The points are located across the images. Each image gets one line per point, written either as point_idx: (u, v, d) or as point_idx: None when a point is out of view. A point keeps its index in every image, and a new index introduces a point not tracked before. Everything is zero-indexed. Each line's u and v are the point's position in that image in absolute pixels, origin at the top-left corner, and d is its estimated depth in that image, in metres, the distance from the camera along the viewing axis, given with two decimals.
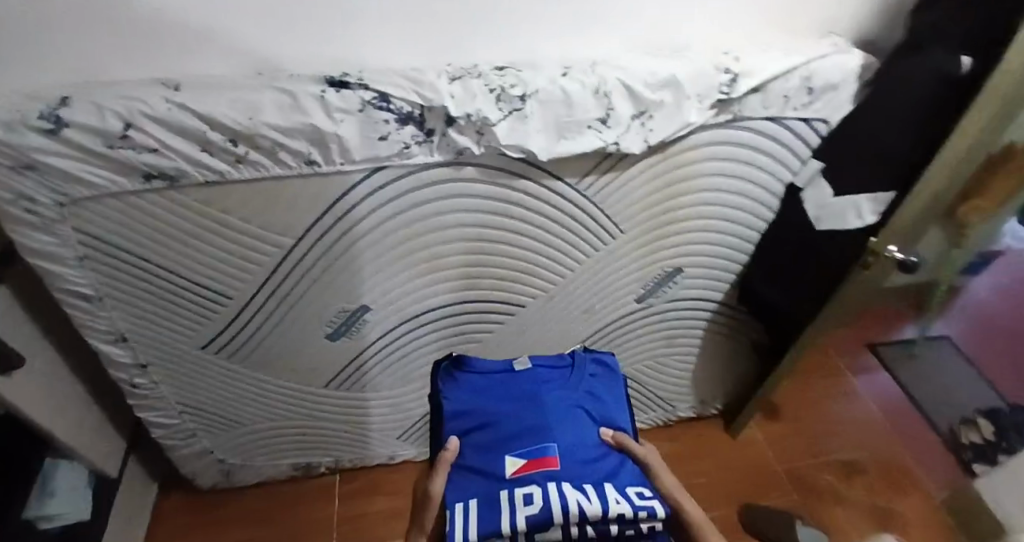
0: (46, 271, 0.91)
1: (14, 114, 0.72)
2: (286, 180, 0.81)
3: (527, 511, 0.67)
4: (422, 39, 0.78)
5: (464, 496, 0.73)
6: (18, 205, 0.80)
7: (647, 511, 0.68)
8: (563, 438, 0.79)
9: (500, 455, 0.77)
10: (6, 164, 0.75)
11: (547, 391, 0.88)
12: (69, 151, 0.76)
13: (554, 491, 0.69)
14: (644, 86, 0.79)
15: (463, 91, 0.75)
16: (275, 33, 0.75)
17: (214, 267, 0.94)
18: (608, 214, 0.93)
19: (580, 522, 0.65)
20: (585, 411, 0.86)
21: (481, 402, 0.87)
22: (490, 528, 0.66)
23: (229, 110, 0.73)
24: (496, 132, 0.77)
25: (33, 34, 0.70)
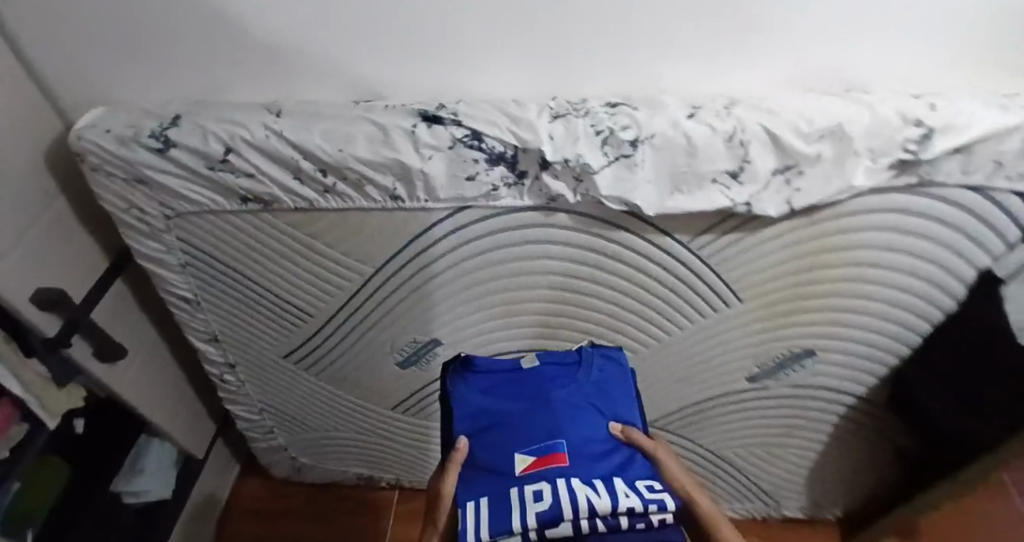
0: (152, 274, 0.96)
1: (130, 130, 0.76)
2: (371, 213, 0.78)
3: (537, 508, 0.57)
4: (531, 72, 0.71)
5: (475, 495, 0.64)
6: (132, 214, 0.85)
7: (658, 504, 0.58)
8: (574, 433, 0.67)
9: (510, 455, 0.66)
10: (123, 177, 0.80)
11: (560, 383, 0.75)
12: (175, 169, 0.78)
13: (565, 486, 0.59)
14: (796, 136, 0.64)
15: (565, 132, 0.66)
16: (380, 56, 0.71)
17: (298, 286, 0.93)
18: (713, 285, 0.80)
19: (590, 517, 0.55)
20: (596, 405, 0.73)
21: (489, 399, 0.74)
22: (502, 529, 0.57)
23: (322, 141, 0.71)
24: (597, 181, 0.68)
25: (160, 50, 0.74)
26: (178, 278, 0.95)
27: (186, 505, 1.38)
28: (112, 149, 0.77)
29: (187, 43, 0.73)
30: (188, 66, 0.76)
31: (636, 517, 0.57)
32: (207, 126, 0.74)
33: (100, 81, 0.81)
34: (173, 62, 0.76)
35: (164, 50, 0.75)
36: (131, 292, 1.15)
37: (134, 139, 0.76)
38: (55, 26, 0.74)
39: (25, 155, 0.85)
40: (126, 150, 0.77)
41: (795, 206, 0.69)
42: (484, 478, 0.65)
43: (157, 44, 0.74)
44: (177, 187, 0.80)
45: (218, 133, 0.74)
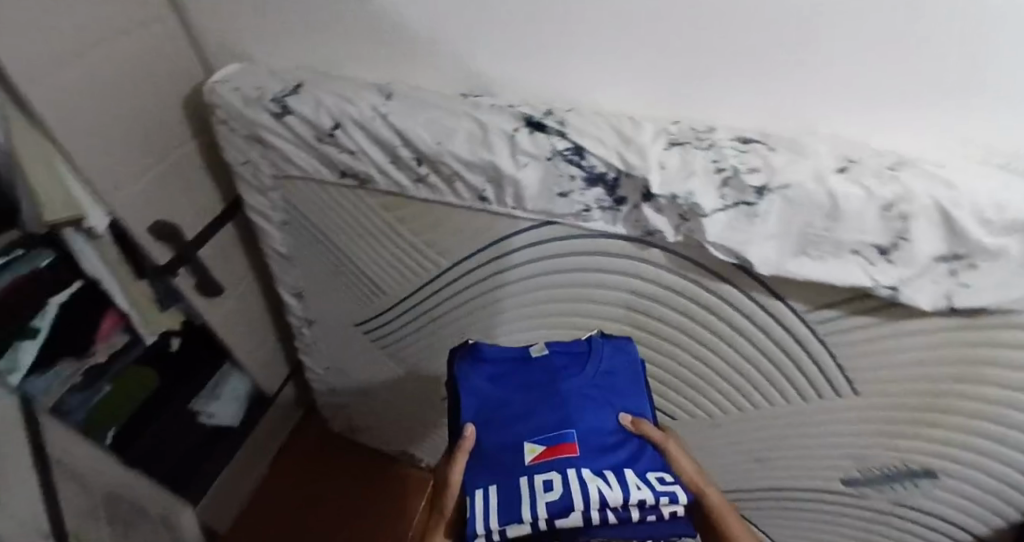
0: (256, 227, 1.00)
1: (256, 91, 0.80)
2: (456, 209, 0.77)
3: (547, 498, 0.53)
4: (660, 89, 0.63)
5: (483, 482, 0.59)
6: (246, 169, 0.90)
7: (670, 497, 0.53)
8: (582, 422, 0.60)
9: (517, 443, 0.60)
10: (244, 134, 0.85)
11: (570, 369, 0.66)
12: (286, 135, 0.81)
13: (576, 476, 0.54)
14: (977, 221, 0.48)
15: (679, 164, 0.58)
16: (500, 51, 0.68)
17: (379, 264, 0.93)
18: (821, 369, 0.68)
19: (601, 509, 0.52)
20: (605, 394, 0.64)
21: (497, 386, 0.67)
22: (511, 517, 0.53)
23: (423, 130, 0.70)
24: (704, 225, 0.58)
25: (301, 20, 0.78)
26: (275, 234, 0.99)
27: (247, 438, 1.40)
28: (238, 107, 0.81)
29: (324, 15, 0.75)
30: (323, 37, 0.78)
31: (647, 509, 0.54)
32: (323, 99, 0.76)
33: (245, 42, 0.86)
34: (312, 33, 0.79)
35: (306, 20, 0.77)
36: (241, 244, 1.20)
37: (257, 101, 0.79)
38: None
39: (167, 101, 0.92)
40: (249, 110, 0.80)
41: (955, 306, 0.54)
42: (494, 465, 0.60)
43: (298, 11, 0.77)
44: (286, 151, 0.83)
45: (330, 106, 0.75)
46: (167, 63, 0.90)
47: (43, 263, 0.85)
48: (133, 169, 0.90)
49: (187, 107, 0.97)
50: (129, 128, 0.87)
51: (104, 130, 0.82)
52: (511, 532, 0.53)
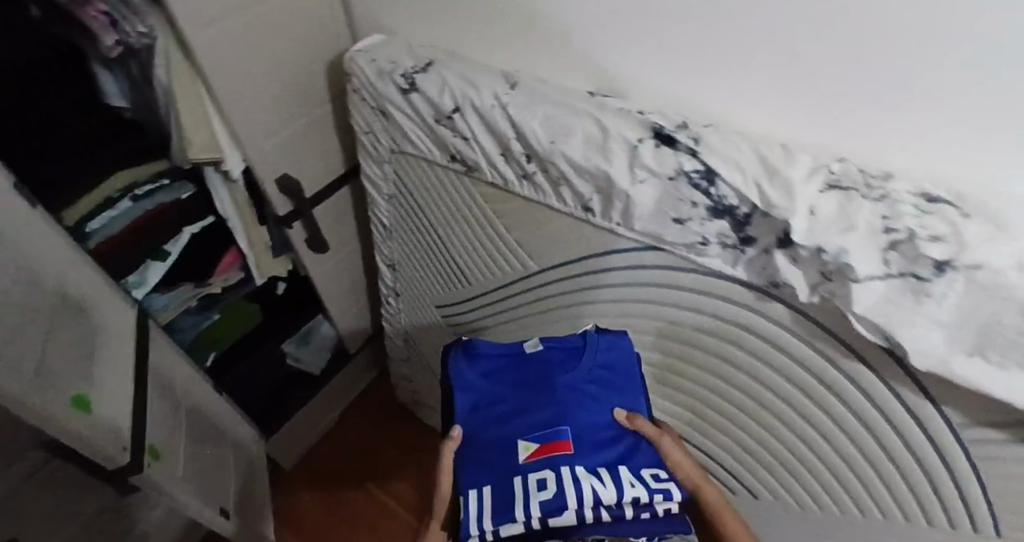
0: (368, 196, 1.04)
1: (389, 64, 0.81)
2: (556, 214, 0.73)
3: (540, 497, 0.52)
4: (831, 116, 0.52)
5: (478, 480, 0.57)
6: (367, 138, 0.92)
7: (665, 494, 0.53)
8: (577, 418, 0.59)
9: (511, 441, 0.58)
10: (371, 105, 0.87)
11: (565, 365, 0.64)
12: (407, 110, 0.82)
13: (570, 476, 0.53)
14: None
15: (838, 214, 0.49)
16: (644, 54, 0.62)
17: (471, 254, 0.91)
18: (964, 501, 0.55)
19: (593, 507, 0.52)
20: (599, 390, 0.62)
21: (491, 381, 0.64)
22: (504, 517, 0.52)
23: (541, 127, 0.66)
24: (854, 291, 0.47)
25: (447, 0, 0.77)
26: (382, 205, 1.01)
27: (325, 387, 1.44)
28: (371, 78, 0.83)
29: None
30: (473, 15, 0.76)
31: (641, 507, 0.53)
32: (450, 81, 0.75)
33: (393, 17, 0.88)
34: (460, 10, 0.77)
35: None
36: (361, 211, 1.21)
37: (390, 73, 0.80)
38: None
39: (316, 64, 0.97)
40: (381, 82, 0.82)
41: None
42: (490, 461, 0.58)
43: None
44: (406, 127, 0.84)
45: (454, 89, 0.74)
46: (322, 25, 0.93)
47: (185, 195, 0.97)
48: (277, 122, 0.94)
49: (334, 70, 0.99)
50: (277, 82, 0.90)
51: (253, 82, 0.87)
52: (503, 532, 0.52)
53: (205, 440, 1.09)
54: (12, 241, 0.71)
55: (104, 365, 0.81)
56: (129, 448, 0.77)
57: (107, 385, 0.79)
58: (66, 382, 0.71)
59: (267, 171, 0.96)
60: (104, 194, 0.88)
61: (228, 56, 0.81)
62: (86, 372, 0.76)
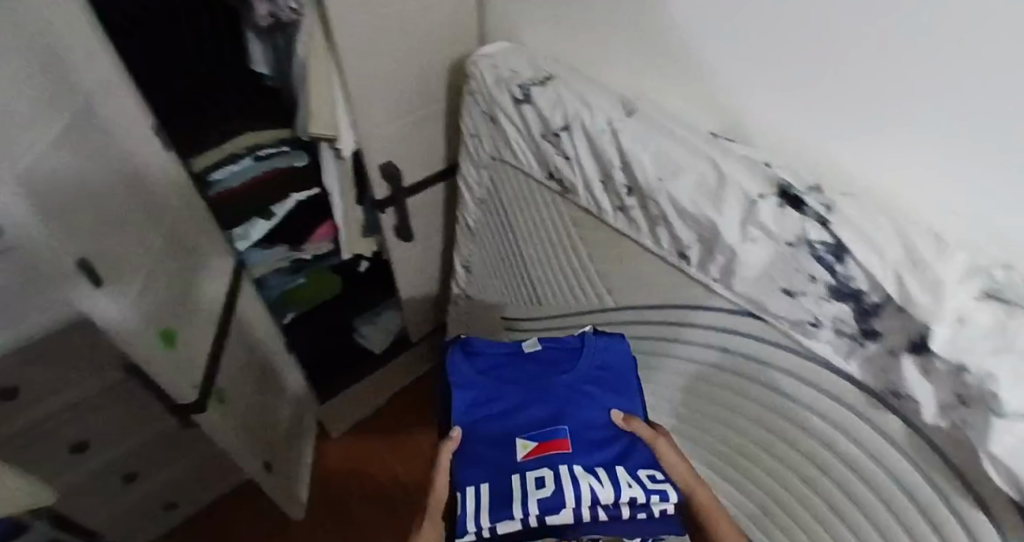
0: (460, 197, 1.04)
1: (508, 73, 0.81)
2: (648, 255, 0.69)
3: (539, 495, 0.48)
4: (1010, 210, 0.43)
5: (474, 479, 0.52)
6: (472, 140, 0.93)
7: (662, 495, 0.49)
8: (575, 417, 0.55)
9: (509, 439, 0.54)
10: (483, 110, 0.87)
11: (563, 364, 0.60)
12: (515, 120, 0.81)
13: (571, 477, 0.49)
14: None
15: (996, 325, 0.40)
16: (783, 102, 0.56)
17: (550, 275, 0.88)
18: None
19: (592, 506, 0.48)
20: (597, 390, 0.58)
21: (486, 376, 0.59)
22: (500, 515, 0.47)
23: (650, 162, 0.62)
24: (991, 432, 0.39)
25: (584, 19, 0.76)
26: (472, 207, 1.01)
27: (385, 368, 1.45)
28: (488, 83, 0.83)
29: (612, 8, 0.70)
30: (607, 34, 0.73)
31: (638, 507, 0.49)
32: (565, 99, 0.73)
33: (529, 29, 0.87)
34: (596, 27, 0.74)
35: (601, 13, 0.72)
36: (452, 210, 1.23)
37: (508, 82, 0.80)
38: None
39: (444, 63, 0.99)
40: (497, 89, 0.82)
41: None
42: (488, 460, 0.53)
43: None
44: (511, 137, 0.83)
45: (567, 108, 0.72)
46: (456, 23, 0.94)
47: (299, 164, 1.03)
48: (395, 110, 0.97)
49: (458, 67, 1.00)
50: (403, 73, 0.93)
51: (381, 69, 0.90)
52: (500, 529, 0.47)
53: (266, 392, 1.15)
54: (153, 187, 0.80)
55: (194, 302, 0.88)
56: (197, 387, 0.83)
57: (193, 324, 0.86)
58: (156, 313, 0.77)
59: (374, 155, 0.99)
60: (232, 149, 0.95)
61: (363, 42, 0.85)
62: (177, 306, 0.83)
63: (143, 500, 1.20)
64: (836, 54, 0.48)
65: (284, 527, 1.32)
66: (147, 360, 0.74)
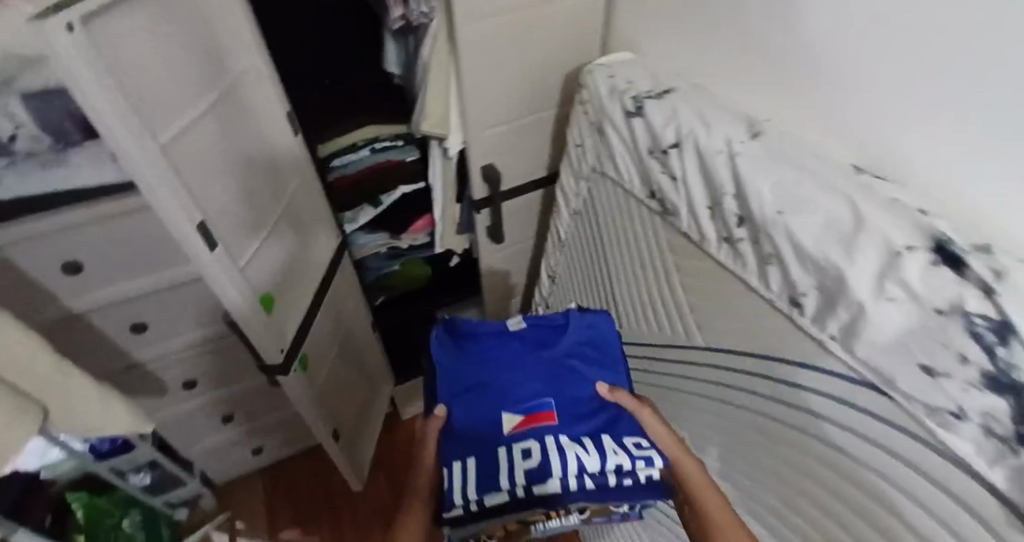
0: (558, 205, 1.01)
1: (623, 82, 0.77)
2: (752, 296, 0.61)
3: (526, 465, 0.58)
4: None
5: (463, 455, 0.61)
6: (577, 150, 0.90)
7: (644, 461, 0.58)
8: (562, 392, 0.65)
9: (498, 415, 0.64)
10: (592, 121, 0.83)
11: (549, 342, 0.70)
12: (623, 134, 0.77)
13: (555, 449, 0.59)
14: None
15: None
16: (948, 137, 0.45)
17: (637, 300, 0.83)
18: None
19: (578, 475, 0.57)
20: (582, 364, 0.69)
21: (473, 358, 0.69)
22: (489, 487, 0.57)
23: (770, 193, 0.55)
24: None
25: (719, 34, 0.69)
26: (567, 219, 0.98)
27: None
28: (601, 92, 0.80)
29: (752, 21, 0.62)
30: (743, 48, 0.66)
31: (624, 475, 0.58)
32: (680, 115, 0.67)
33: (656, 42, 0.82)
34: (732, 40, 0.67)
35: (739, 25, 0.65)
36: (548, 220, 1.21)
37: (620, 93, 0.76)
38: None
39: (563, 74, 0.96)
40: (608, 101, 0.78)
41: None
42: (477, 439, 0.62)
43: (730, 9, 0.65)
44: (616, 150, 0.79)
45: (681, 126, 0.66)
46: (580, 31, 0.91)
47: (409, 159, 1.07)
48: (505, 115, 0.96)
49: (575, 76, 0.97)
50: (518, 77, 0.92)
51: (497, 72, 0.90)
52: (488, 500, 0.57)
53: (349, 368, 1.22)
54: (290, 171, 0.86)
55: (298, 275, 0.93)
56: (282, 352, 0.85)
57: (297, 294, 0.92)
58: (264, 279, 0.82)
59: (479, 156, 1.00)
60: (353, 140, 1.01)
61: (484, 44, 0.85)
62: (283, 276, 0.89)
63: (234, 441, 1.33)
64: (904, 68, 0.47)
65: (347, 500, 1.41)
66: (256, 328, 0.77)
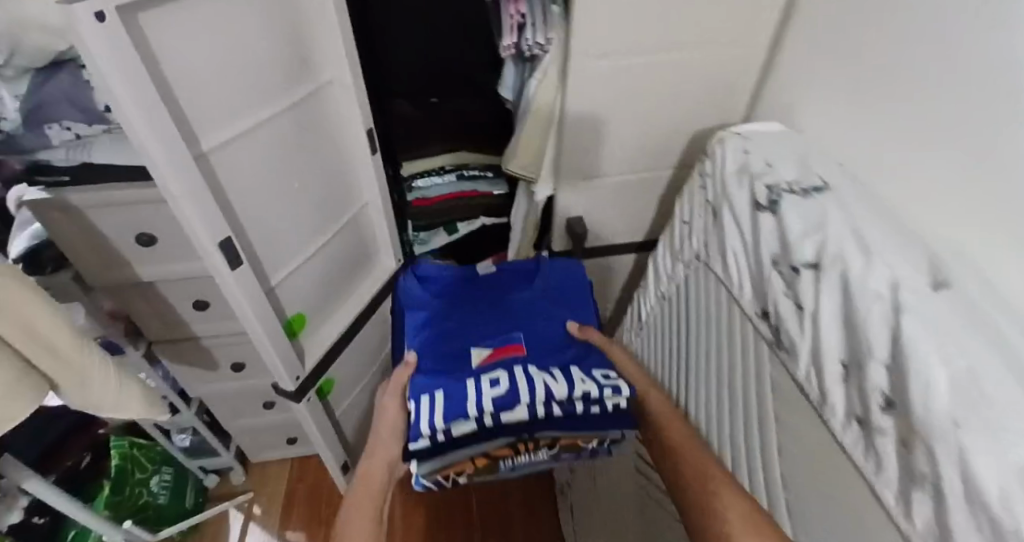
0: (645, 282, 0.85)
1: (760, 165, 0.59)
2: (879, 516, 0.41)
3: (494, 392, 0.64)
4: None
5: (431, 389, 0.66)
6: (682, 226, 0.73)
7: (612, 389, 0.64)
8: (533, 330, 0.75)
9: (467, 354, 0.72)
10: (706, 200, 0.67)
11: (514, 287, 0.83)
12: (742, 225, 0.59)
13: (524, 376, 0.66)
14: None
15: None
16: None
17: (710, 433, 0.64)
18: None
19: (544, 403, 0.64)
20: (548, 303, 0.80)
21: (442, 304, 0.80)
22: (457, 415, 0.63)
23: (943, 387, 0.36)
24: None
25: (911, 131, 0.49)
26: (652, 299, 0.82)
27: None
28: (728, 169, 0.63)
29: (963, 123, 0.43)
30: (943, 155, 0.46)
31: (590, 402, 0.65)
32: (830, 229, 0.49)
33: (816, 120, 0.64)
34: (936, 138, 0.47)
35: (942, 123, 0.46)
36: (633, 287, 1.04)
37: (753, 178, 0.59)
38: (838, 33, 0.58)
39: (686, 133, 0.80)
40: (735, 184, 0.61)
41: None
42: (441, 376, 0.69)
43: (931, 100, 0.46)
44: (729, 245, 0.62)
45: (830, 245, 0.48)
46: (721, 87, 0.75)
47: (495, 193, 1.00)
48: (611, 167, 0.83)
49: (702, 138, 0.81)
50: (635, 128, 0.78)
51: (609, 119, 0.76)
52: (453, 429, 0.63)
53: None
54: (359, 186, 0.78)
55: (347, 297, 0.83)
56: (298, 380, 0.71)
57: (335, 317, 0.80)
58: (299, 297, 0.72)
59: (570, 205, 0.87)
60: (440, 162, 0.98)
61: (605, 85, 0.72)
62: (325, 296, 0.78)
63: (275, 427, 1.29)
64: None
65: None
66: (274, 358, 0.65)
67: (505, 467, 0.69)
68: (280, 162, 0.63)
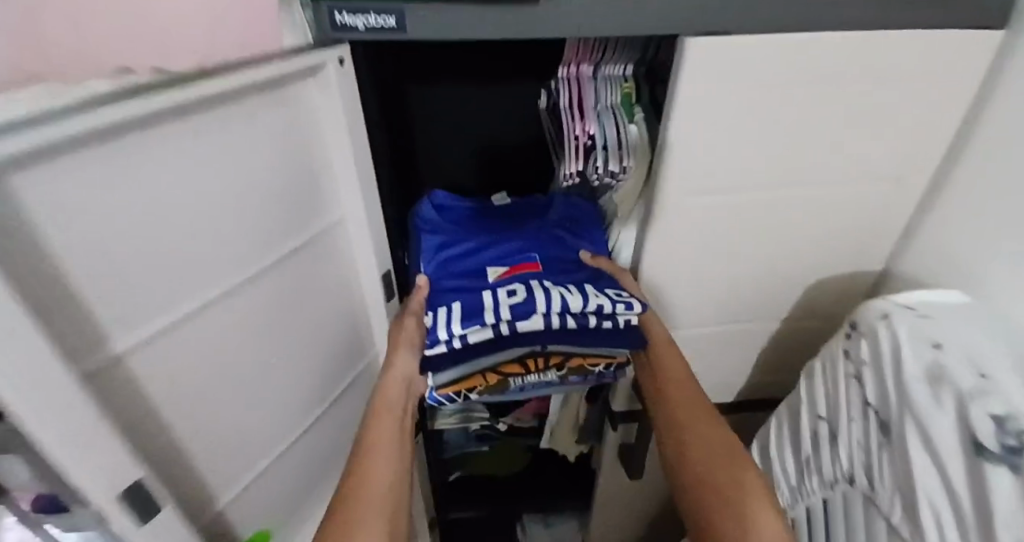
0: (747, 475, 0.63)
1: (973, 375, 0.38)
2: None
3: (511, 301, 0.51)
4: None
5: (449, 301, 0.54)
6: (815, 424, 0.52)
7: (624, 304, 0.52)
8: (546, 248, 0.59)
9: (478, 271, 0.57)
10: (863, 402, 0.46)
11: (533, 214, 0.64)
12: (951, 468, 0.37)
13: (541, 288, 0.52)
14: None
15: None
16: None
17: None
18: None
19: (560, 314, 0.51)
20: (565, 234, 0.61)
21: (456, 224, 0.63)
22: (472, 323, 0.50)
23: None
24: None
25: None
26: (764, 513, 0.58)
27: None
28: (902, 362, 0.42)
29: None
30: None
31: (603, 318, 0.52)
32: None
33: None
34: None
35: None
36: None
37: (961, 395, 0.38)
38: None
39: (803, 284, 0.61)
40: (924, 396, 0.40)
41: None
42: (456, 288, 0.55)
43: None
44: (920, 492, 0.39)
45: None
46: (851, 235, 0.57)
47: None
48: (698, 320, 0.64)
49: (821, 292, 0.62)
50: (732, 277, 0.59)
51: (701, 264, 0.58)
52: (472, 339, 0.51)
53: None
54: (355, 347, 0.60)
55: (328, 482, 0.64)
56: None
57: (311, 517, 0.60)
58: (255, 508, 0.54)
59: None
60: None
61: (695, 225, 0.54)
62: (295, 492, 0.59)
63: None
64: None
65: None
66: None
67: (514, 388, 0.56)
68: (241, 335, 0.46)
